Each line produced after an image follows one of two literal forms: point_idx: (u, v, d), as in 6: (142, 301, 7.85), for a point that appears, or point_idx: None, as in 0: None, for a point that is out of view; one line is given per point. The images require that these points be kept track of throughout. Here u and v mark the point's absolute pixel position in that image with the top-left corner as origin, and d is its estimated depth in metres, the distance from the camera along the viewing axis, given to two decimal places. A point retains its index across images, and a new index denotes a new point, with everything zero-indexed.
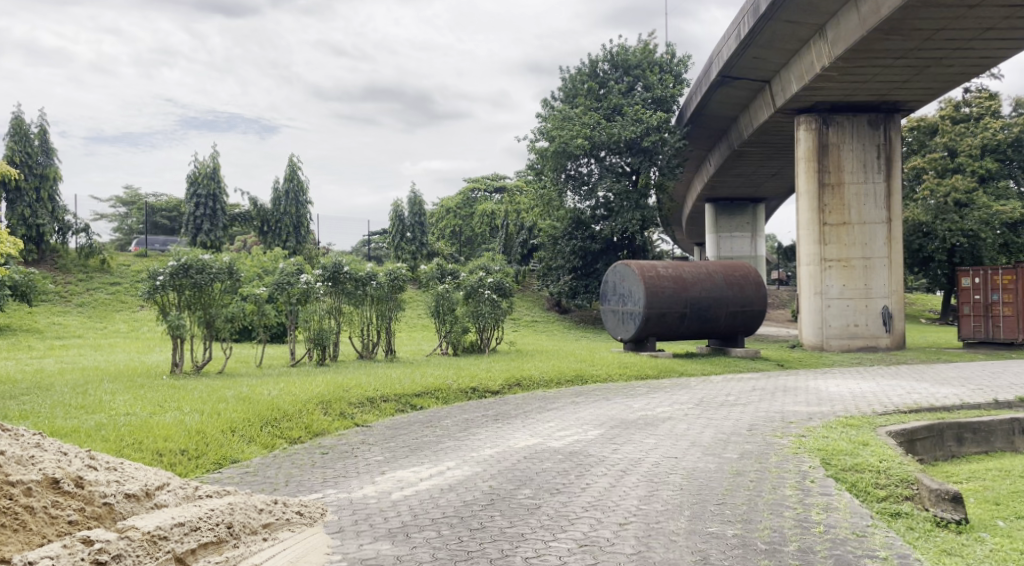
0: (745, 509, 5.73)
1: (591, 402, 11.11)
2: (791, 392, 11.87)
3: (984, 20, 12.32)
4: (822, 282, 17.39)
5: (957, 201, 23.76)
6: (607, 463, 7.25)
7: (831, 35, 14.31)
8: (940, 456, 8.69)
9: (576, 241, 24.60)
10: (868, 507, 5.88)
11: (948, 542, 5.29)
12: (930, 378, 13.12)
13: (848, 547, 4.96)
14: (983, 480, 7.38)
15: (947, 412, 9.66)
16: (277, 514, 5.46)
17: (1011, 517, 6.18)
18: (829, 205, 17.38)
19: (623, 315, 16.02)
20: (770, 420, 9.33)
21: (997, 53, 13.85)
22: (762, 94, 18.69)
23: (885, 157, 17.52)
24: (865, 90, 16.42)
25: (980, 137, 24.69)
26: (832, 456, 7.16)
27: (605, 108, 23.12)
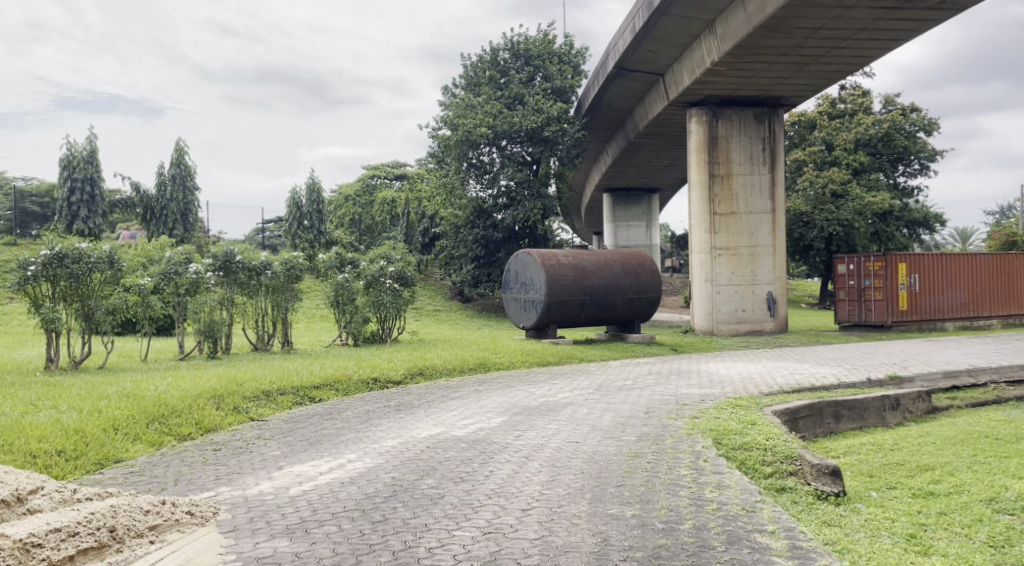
0: (643, 490, 5.89)
1: (494, 389, 11.17)
2: (684, 375, 12.32)
3: (858, 21, 13.06)
4: (712, 269, 18.12)
5: (834, 191, 25.19)
6: (509, 450, 7.29)
7: (720, 31, 14.84)
8: (820, 433, 9.20)
9: (478, 230, 24.57)
10: (755, 483, 6.18)
11: (827, 513, 5.61)
12: (811, 359, 13.89)
13: (739, 523, 5.18)
14: (858, 454, 7.86)
15: (826, 391, 10.26)
16: (165, 516, 5.20)
17: (883, 488, 6.60)
18: (719, 195, 18.08)
19: (525, 303, 16.13)
20: (665, 402, 9.65)
21: (869, 52, 14.73)
22: (656, 86, 19.17)
23: (769, 149, 18.35)
24: (751, 85, 17.12)
25: (853, 132, 26.24)
26: (723, 436, 7.45)
27: (505, 97, 23.23)
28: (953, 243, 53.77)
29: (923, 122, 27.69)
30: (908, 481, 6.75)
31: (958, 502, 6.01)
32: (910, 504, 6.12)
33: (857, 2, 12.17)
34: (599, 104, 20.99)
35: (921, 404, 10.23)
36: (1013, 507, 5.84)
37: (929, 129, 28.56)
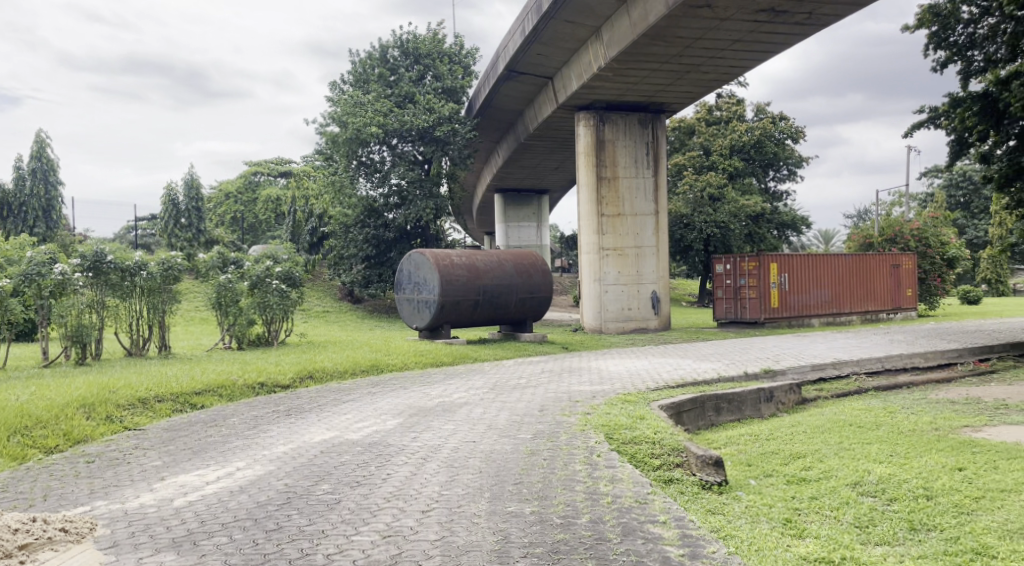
0: (541, 486, 5.95)
1: (387, 391, 11.02)
2: (575, 373, 12.58)
3: (734, 33, 13.72)
4: (601, 269, 18.57)
5: (711, 195, 26.29)
6: (406, 452, 7.21)
7: (606, 37, 15.24)
8: (702, 425, 9.62)
9: (369, 229, 24.18)
10: (645, 475, 6.38)
11: (712, 502, 5.84)
12: (693, 355, 14.47)
13: (633, 514, 5.29)
14: (738, 445, 8.24)
15: (708, 385, 10.74)
16: (36, 534, 4.86)
17: (761, 476, 6.80)
18: (606, 197, 18.58)
19: (418, 303, 16.00)
20: (559, 400, 9.81)
21: (744, 63, 15.51)
22: (545, 89, 19.47)
23: (653, 153, 19.04)
24: (636, 91, 17.67)
25: (729, 139, 27.52)
26: (614, 431, 7.64)
27: (395, 95, 23.01)
28: (816, 245, 57.45)
29: (790, 130, 29.38)
30: (781, 468, 6.95)
31: (827, 486, 6.20)
32: (784, 489, 6.28)
33: (733, 14, 12.79)
34: (489, 105, 21.09)
35: (792, 396, 10.83)
36: (875, 489, 6.02)
37: (796, 137, 30.34)
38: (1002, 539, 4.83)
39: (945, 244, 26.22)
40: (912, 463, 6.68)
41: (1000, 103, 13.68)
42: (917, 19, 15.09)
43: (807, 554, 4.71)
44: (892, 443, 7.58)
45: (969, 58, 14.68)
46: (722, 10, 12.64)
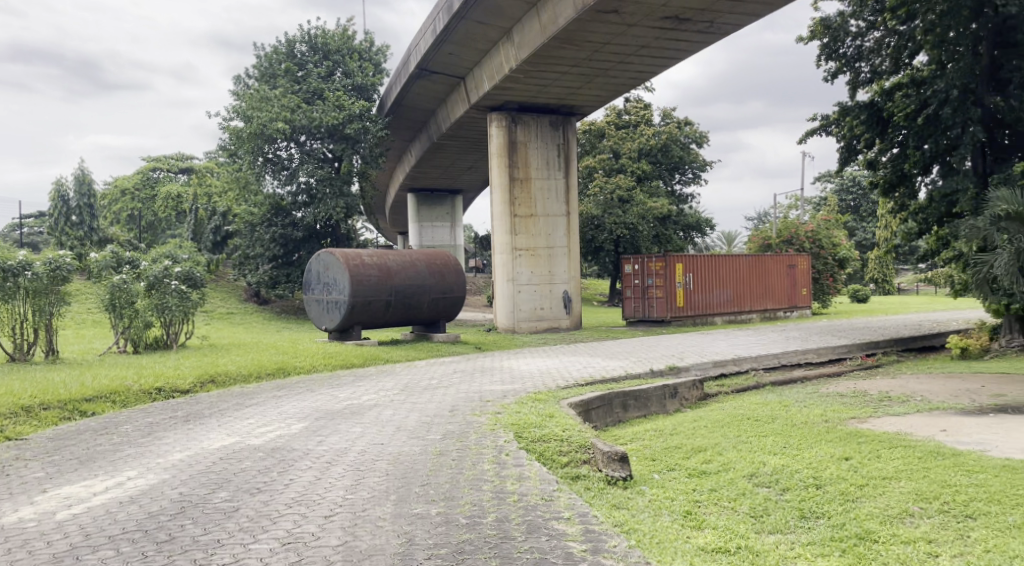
0: (448, 487, 5.93)
1: (294, 394, 10.77)
2: (487, 372, 12.60)
3: (640, 39, 14.06)
4: (514, 270, 18.67)
5: (621, 197, 26.83)
6: (310, 456, 7.06)
7: (517, 39, 15.34)
8: (610, 422, 9.82)
9: (276, 228, 23.50)
10: (553, 472, 6.46)
11: (617, 497, 5.96)
12: (601, 354, 14.74)
13: (538, 511, 5.35)
14: (643, 440, 8.45)
15: (616, 383, 10.96)
16: None
17: (665, 470, 6.99)
18: (518, 198, 18.71)
19: (327, 304, 15.69)
20: (470, 400, 9.82)
21: (650, 68, 15.91)
22: (457, 89, 19.45)
23: (564, 155, 19.32)
24: (546, 94, 17.86)
25: (637, 142, 28.12)
26: (523, 429, 7.71)
27: (304, 91, 22.53)
28: (720, 246, 59.42)
29: (695, 135, 30.29)
30: (684, 462, 7.16)
31: (725, 478, 6.43)
32: (686, 482, 6.48)
33: (638, 20, 13.10)
34: (400, 104, 20.91)
35: (696, 392, 11.17)
36: (769, 479, 6.29)
37: (700, 141, 31.32)
38: (883, 524, 5.12)
39: (837, 245, 27.59)
40: (804, 454, 7.01)
41: (885, 112, 14.59)
42: (809, 30, 15.73)
43: (706, 545, 4.89)
44: (787, 435, 7.93)
45: (857, 69, 15.48)
46: (628, 16, 12.95)
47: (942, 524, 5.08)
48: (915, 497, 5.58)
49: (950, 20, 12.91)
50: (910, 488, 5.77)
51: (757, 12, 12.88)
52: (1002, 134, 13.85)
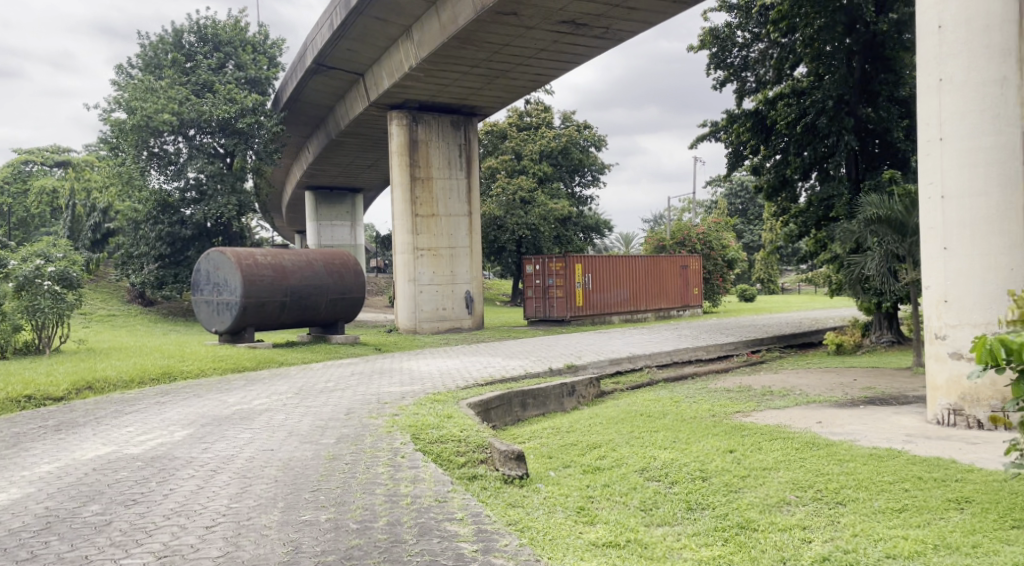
0: (339, 492, 5.82)
1: (179, 400, 10.32)
2: (386, 374, 12.43)
3: (539, 42, 14.22)
4: (415, 270, 18.51)
5: (522, 198, 27.10)
6: (194, 465, 6.78)
7: (416, 37, 15.21)
8: (509, 421, 9.87)
9: (162, 225, 22.18)
10: (449, 473, 6.44)
11: (512, 496, 6.00)
12: (502, 354, 14.82)
13: (431, 513, 5.31)
14: (540, 438, 8.53)
15: (515, 383, 11.04)
16: None
17: (561, 467, 7.08)
18: (419, 197, 18.56)
19: (218, 305, 15.09)
20: (366, 402, 9.67)
21: (549, 70, 16.10)
22: (355, 86, 19.11)
23: (465, 155, 19.32)
24: (446, 93, 17.79)
25: (538, 144, 28.35)
26: (420, 431, 7.65)
27: (193, 83, 21.63)
28: (618, 247, 60.84)
29: (593, 138, 30.86)
30: (578, 459, 7.28)
31: (618, 473, 6.58)
32: (580, 478, 6.59)
33: (537, 23, 13.24)
34: (296, 100, 20.36)
35: (592, 389, 11.35)
36: (659, 473, 6.48)
37: (599, 145, 31.96)
38: (763, 513, 5.36)
39: (726, 247, 28.74)
40: (692, 448, 7.26)
41: (768, 120, 15.27)
42: (699, 40, 16.35)
43: (598, 539, 4.98)
44: (676, 430, 8.19)
45: (744, 79, 16.19)
46: (526, 19, 13.06)
47: (815, 511, 5.37)
48: (792, 486, 5.87)
49: (827, 34, 13.83)
50: (788, 478, 6.07)
51: (650, 20, 13.25)
52: (873, 143, 14.80)
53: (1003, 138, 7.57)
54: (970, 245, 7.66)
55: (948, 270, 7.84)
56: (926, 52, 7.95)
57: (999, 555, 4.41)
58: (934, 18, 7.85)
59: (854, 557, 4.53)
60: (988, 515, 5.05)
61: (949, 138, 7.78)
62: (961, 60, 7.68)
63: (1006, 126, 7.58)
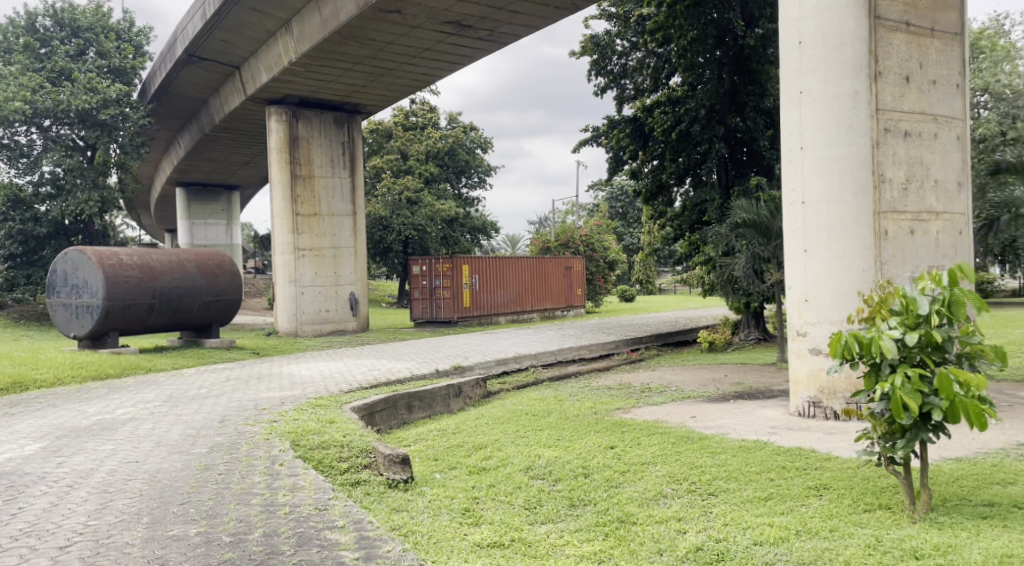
0: (211, 504, 5.55)
1: (32, 411, 9.57)
2: (264, 379, 11.97)
3: (423, 41, 14.12)
4: (296, 271, 17.95)
5: (408, 199, 26.85)
6: (47, 481, 6.29)
7: (296, 31, 14.77)
8: (394, 424, 9.72)
9: (12, 223, 20.84)
10: (330, 480, 6.27)
11: (396, 500, 5.92)
12: (386, 356, 14.60)
13: (310, 522, 5.15)
14: (426, 441, 8.45)
15: (400, 385, 10.89)
16: None
17: (446, 469, 7.03)
18: (301, 196, 18.03)
19: (78, 309, 14.10)
20: (242, 409, 9.27)
21: (434, 71, 16.02)
22: (231, 80, 18.34)
23: (348, 153, 18.94)
24: (328, 90, 17.38)
25: (424, 144, 28.14)
26: (301, 437, 7.41)
27: (48, 71, 20.17)
28: (504, 249, 61.36)
29: (480, 140, 30.97)
30: (464, 460, 7.26)
31: (503, 473, 6.61)
32: (466, 479, 6.57)
33: (420, 22, 13.13)
34: (166, 92, 19.32)
35: (478, 390, 11.33)
36: (543, 472, 6.55)
37: (485, 146, 32.09)
38: (641, 506, 5.53)
39: (608, 249, 29.53)
40: (575, 445, 7.40)
41: (646, 126, 15.80)
42: (582, 46, 16.75)
43: (482, 540, 4.98)
44: (560, 428, 8.31)
45: (623, 86, 16.69)
46: (410, 17, 12.94)
47: (690, 503, 5.58)
48: (669, 479, 6.08)
49: (699, 46, 14.31)
50: (664, 472, 6.27)
51: (533, 24, 13.42)
52: (742, 151, 15.55)
53: (856, 149, 8.13)
54: (827, 248, 8.18)
55: (808, 271, 8.34)
56: (788, 66, 8.49)
57: (853, 537, 4.71)
58: (796, 35, 8.39)
59: (725, 545, 4.72)
60: (843, 500, 5.40)
61: (809, 147, 8.30)
62: (819, 75, 8.22)
63: (858, 138, 8.14)
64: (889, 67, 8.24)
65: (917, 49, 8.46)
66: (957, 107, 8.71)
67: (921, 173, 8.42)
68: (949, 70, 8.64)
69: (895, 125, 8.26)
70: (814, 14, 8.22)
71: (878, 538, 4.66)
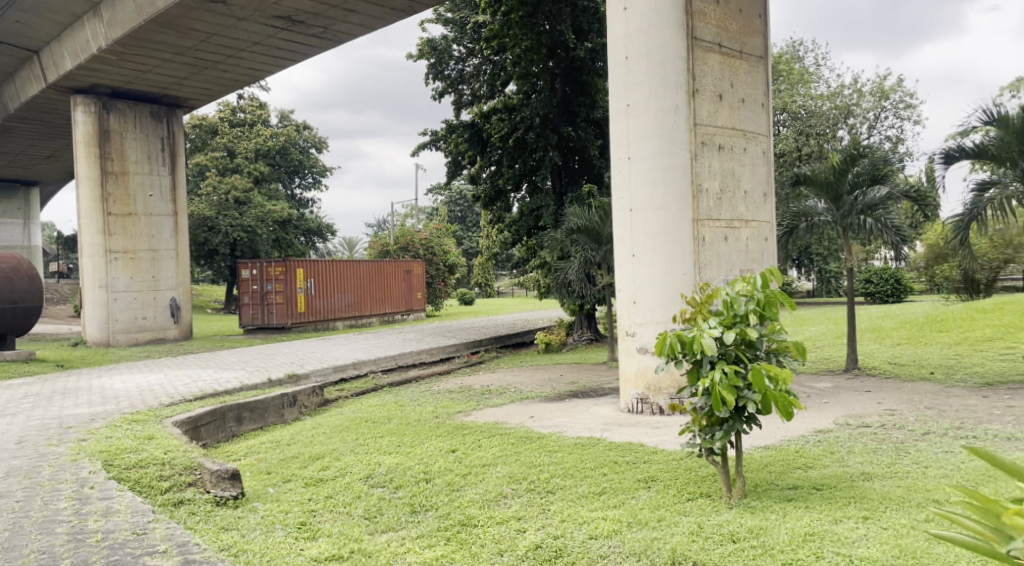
0: (8, 536, 4.94)
1: None
2: (71, 394, 10.89)
3: (250, 34, 13.46)
4: (108, 275, 16.53)
5: (236, 199, 25.64)
6: None
7: (106, 16, 13.61)
8: (222, 438, 9.17)
9: None
10: (149, 502, 5.79)
11: (225, 518, 5.56)
12: (212, 365, 13.75)
13: (126, 549, 4.72)
14: (258, 454, 8.02)
15: (228, 396, 10.28)
16: None
17: (279, 483, 6.70)
18: (113, 194, 16.64)
19: None
20: (45, 428, 8.37)
21: (262, 66, 15.32)
22: (29, 65, 16.60)
23: (168, 150, 17.70)
24: (144, 81, 16.15)
25: (253, 142, 26.75)
26: (114, 456, 6.79)
27: None
28: (342, 252, 59.92)
29: (313, 139, 30.00)
30: (300, 472, 6.95)
31: (341, 483, 6.40)
32: (302, 492, 6.29)
33: (248, 14, 12.51)
34: None
35: (315, 398, 10.93)
36: (383, 479, 6.41)
37: (319, 146, 31.15)
38: (482, 508, 5.53)
39: (448, 252, 29.51)
40: (416, 450, 7.30)
41: (483, 132, 15.94)
42: (417, 49, 16.67)
43: (319, 554, 4.79)
44: (400, 434, 8.18)
45: (460, 91, 16.74)
46: (236, 9, 12.29)
47: (528, 502, 5.65)
48: (509, 480, 6.14)
49: (533, 55, 14.50)
50: (505, 472, 6.33)
51: (368, 24, 13.17)
52: (574, 160, 16.14)
53: (677, 160, 8.62)
54: (652, 253, 8.62)
55: (636, 274, 8.75)
56: (616, 80, 8.88)
57: (678, 525, 4.93)
58: (622, 50, 8.81)
59: (562, 541, 4.80)
60: (669, 490, 5.69)
61: (636, 157, 8.71)
62: (644, 89, 8.65)
63: (679, 150, 8.64)
64: (705, 86, 8.82)
65: (729, 69, 9.13)
66: (761, 124, 9.53)
67: (733, 185, 9.13)
68: (754, 90, 9.43)
69: (711, 139, 8.87)
70: (639, 32, 8.65)
71: (700, 524, 4.92)
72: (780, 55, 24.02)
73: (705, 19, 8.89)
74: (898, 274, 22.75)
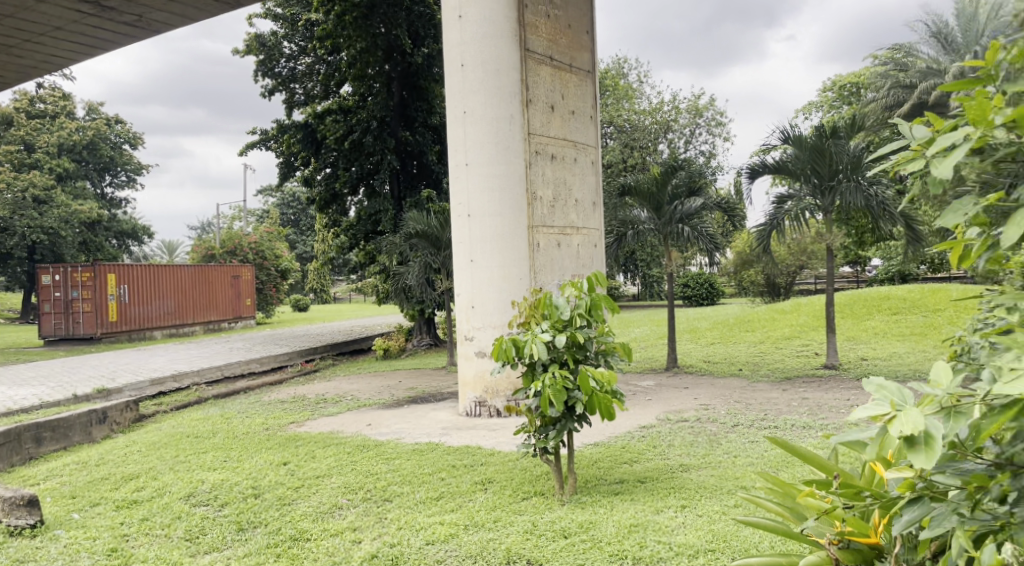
0: None
1: None
2: None
3: (52, 18, 12.29)
4: None
5: (35, 196, 22.29)
6: None
7: None
8: (17, 460, 8.21)
9: None
10: None
11: (21, 550, 5.03)
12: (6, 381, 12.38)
13: None
14: (61, 477, 7.31)
15: (25, 415, 9.30)
16: None
17: (86, 507, 6.13)
18: None
19: None
20: None
21: (66, 54, 14.03)
22: None
23: None
24: None
25: (55, 135, 24.34)
26: None
27: None
28: (160, 256, 56.08)
29: (126, 135, 27.86)
30: (111, 494, 6.41)
31: (159, 504, 5.97)
32: (113, 516, 5.80)
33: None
34: None
35: (129, 414, 10.13)
36: (206, 497, 6.06)
37: (133, 142, 28.98)
38: (315, 521, 5.37)
39: (279, 257, 28.35)
40: (243, 465, 6.96)
41: (317, 133, 15.47)
42: (245, 45, 15.95)
43: None
44: (227, 449, 7.76)
45: (291, 90, 16.22)
46: None
47: (365, 511, 5.55)
48: (343, 490, 6.00)
49: (368, 57, 14.28)
50: (340, 483, 6.19)
51: (189, 15, 12.43)
52: (411, 164, 16.10)
53: (512, 168, 8.80)
54: (489, 258, 8.72)
55: (473, 279, 8.82)
56: (452, 86, 8.94)
57: (513, 525, 5.03)
58: (457, 57, 8.89)
59: (398, 549, 4.75)
60: (505, 491, 5.80)
61: (473, 164, 8.79)
62: (480, 97, 8.75)
63: (514, 158, 8.82)
64: (536, 96, 9.11)
65: (559, 81, 9.50)
66: (590, 136, 10.00)
67: (565, 193, 9.49)
68: (583, 103, 9.89)
69: (543, 149, 9.20)
70: (473, 40, 8.77)
71: (534, 522, 5.04)
72: (605, 70, 25.20)
73: (536, 31, 9.19)
74: (712, 278, 24.55)
